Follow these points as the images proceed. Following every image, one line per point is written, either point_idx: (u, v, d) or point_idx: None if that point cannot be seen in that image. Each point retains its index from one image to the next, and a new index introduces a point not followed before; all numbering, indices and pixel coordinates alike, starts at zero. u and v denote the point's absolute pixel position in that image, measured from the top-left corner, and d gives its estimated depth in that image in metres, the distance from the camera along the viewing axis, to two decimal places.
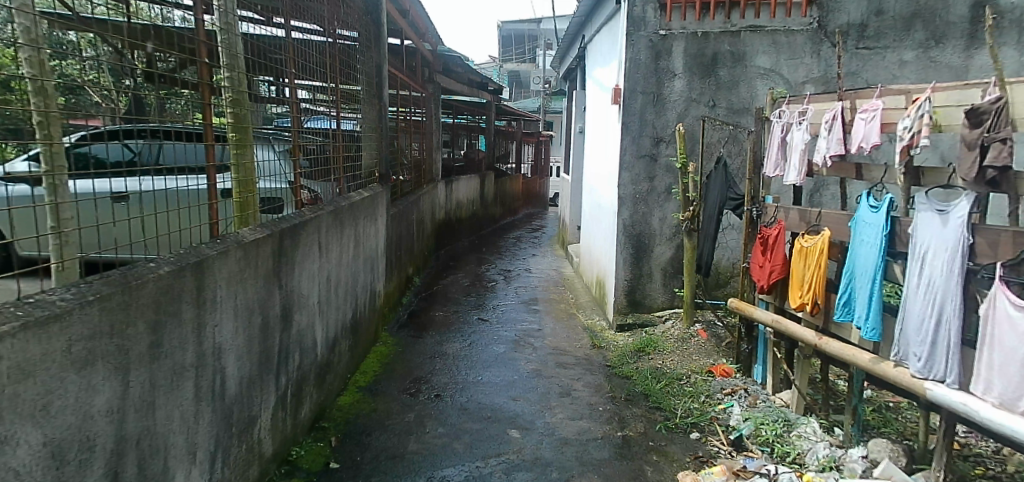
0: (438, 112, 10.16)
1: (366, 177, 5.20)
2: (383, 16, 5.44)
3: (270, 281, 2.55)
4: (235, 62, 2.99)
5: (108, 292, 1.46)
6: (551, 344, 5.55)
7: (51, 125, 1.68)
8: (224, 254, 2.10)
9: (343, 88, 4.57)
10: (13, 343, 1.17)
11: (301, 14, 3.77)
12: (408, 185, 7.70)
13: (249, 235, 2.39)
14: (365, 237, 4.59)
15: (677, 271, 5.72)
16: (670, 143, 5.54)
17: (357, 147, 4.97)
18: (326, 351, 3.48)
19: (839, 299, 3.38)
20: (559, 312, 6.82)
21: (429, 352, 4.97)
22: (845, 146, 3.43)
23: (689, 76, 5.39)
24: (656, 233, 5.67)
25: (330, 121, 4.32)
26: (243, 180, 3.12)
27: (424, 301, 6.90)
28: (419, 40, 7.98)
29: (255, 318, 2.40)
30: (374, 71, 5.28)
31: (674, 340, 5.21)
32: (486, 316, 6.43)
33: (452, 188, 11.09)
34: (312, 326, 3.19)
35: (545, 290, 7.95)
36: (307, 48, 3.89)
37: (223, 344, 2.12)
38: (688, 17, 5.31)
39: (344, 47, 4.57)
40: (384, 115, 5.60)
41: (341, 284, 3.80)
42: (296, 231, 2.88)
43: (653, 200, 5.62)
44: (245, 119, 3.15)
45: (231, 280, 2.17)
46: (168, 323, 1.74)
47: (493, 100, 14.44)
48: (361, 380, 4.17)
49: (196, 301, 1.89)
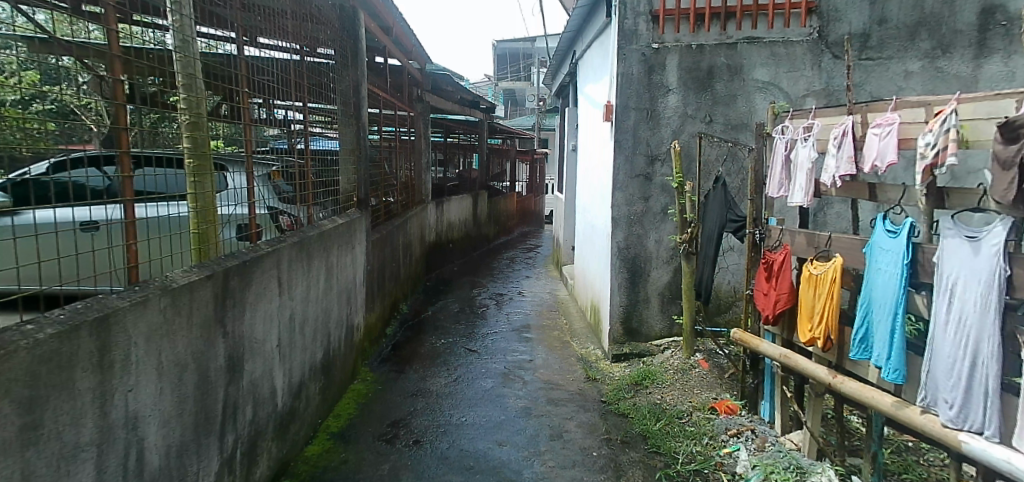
0: (427, 130, 9.88)
1: (344, 201, 4.91)
2: (360, 32, 5.15)
3: (211, 330, 2.23)
4: (193, 82, 2.73)
5: None
6: (543, 377, 5.22)
7: None
8: (143, 304, 1.78)
9: (313, 105, 4.22)
10: None
11: (270, 29, 3.49)
12: (395, 206, 7.39)
13: (181, 278, 2.08)
14: (340, 268, 4.29)
15: (675, 296, 5.39)
16: (665, 162, 5.27)
17: (334, 170, 4.68)
18: (289, 399, 3.14)
19: (854, 335, 3.08)
20: (552, 340, 6.48)
21: (411, 389, 4.63)
22: (857, 165, 3.15)
23: (685, 90, 5.13)
24: (652, 256, 5.36)
25: (301, 141, 4.00)
26: (202, 209, 2.86)
27: (410, 331, 6.56)
28: (406, 58, 7.73)
29: (189, 375, 2.07)
30: (350, 90, 4.98)
31: (673, 372, 4.88)
32: (475, 346, 6.09)
33: (443, 209, 10.80)
34: (270, 374, 2.86)
35: (538, 315, 7.62)
36: (276, 66, 3.60)
37: (142, 411, 1.79)
38: (682, 29, 5.08)
39: (317, 66, 4.29)
40: (364, 134, 5.32)
41: (309, 322, 3.49)
42: (247, 269, 2.57)
43: (648, 221, 5.33)
44: (206, 144, 2.88)
45: (152, 334, 1.84)
46: (54, 397, 1.42)
47: (486, 119, 14.21)
48: (333, 426, 3.84)
49: (100, 365, 1.58)
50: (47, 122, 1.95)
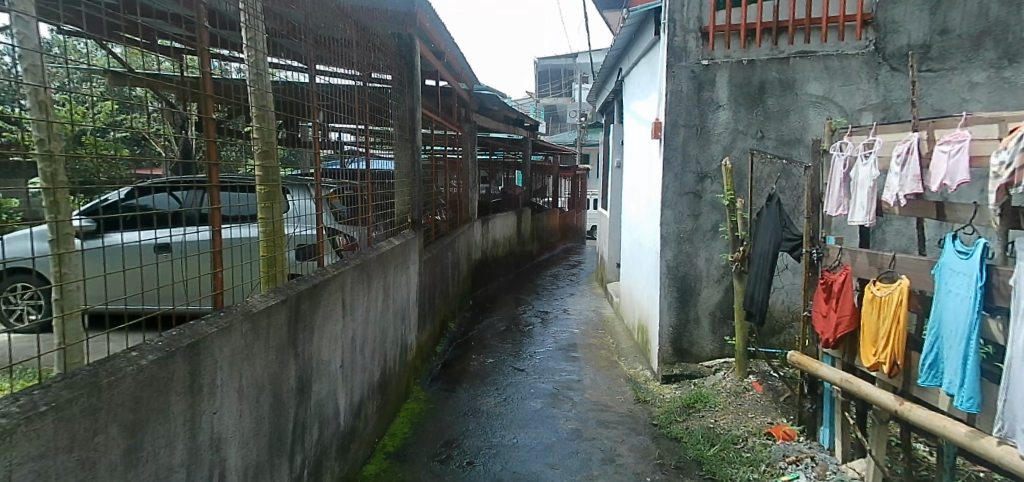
0: (473, 148, 10.02)
1: (399, 222, 5.04)
2: (416, 57, 5.30)
3: (285, 352, 2.34)
4: (265, 113, 2.87)
5: (67, 397, 1.23)
6: (592, 398, 5.19)
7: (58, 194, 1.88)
8: (228, 330, 1.89)
9: (372, 129, 4.36)
10: None
11: (335, 58, 3.64)
12: (443, 224, 7.53)
13: (260, 303, 2.20)
14: (395, 287, 4.41)
15: (727, 316, 5.29)
16: (716, 179, 5.21)
17: (389, 192, 4.82)
18: (350, 418, 3.23)
19: (923, 361, 2.97)
20: (599, 359, 6.43)
21: (462, 409, 4.69)
22: (924, 183, 3.06)
23: (735, 106, 5.08)
24: (702, 275, 5.28)
25: (360, 162, 4.14)
26: (271, 233, 2.98)
27: (459, 349, 6.63)
28: (455, 79, 7.90)
29: (265, 396, 2.17)
30: (406, 114, 5.14)
31: (726, 395, 4.77)
32: (523, 365, 6.11)
33: (488, 226, 10.90)
34: (334, 393, 2.96)
35: (584, 333, 7.59)
36: (339, 93, 3.72)
37: (224, 433, 1.88)
38: (732, 45, 5.05)
39: (376, 91, 4.43)
40: (417, 155, 5.46)
41: (367, 342, 3.60)
42: (315, 292, 2.69)
43: (698, 239, 5.27)
44: (275, 171, 3.02)
45: (235, 357, 1.94)
46: (153, 421, 1.50)
47: (530, 135, 14.32)
48: (389, 445, 3.93)
49: (191, 389, 1.67)
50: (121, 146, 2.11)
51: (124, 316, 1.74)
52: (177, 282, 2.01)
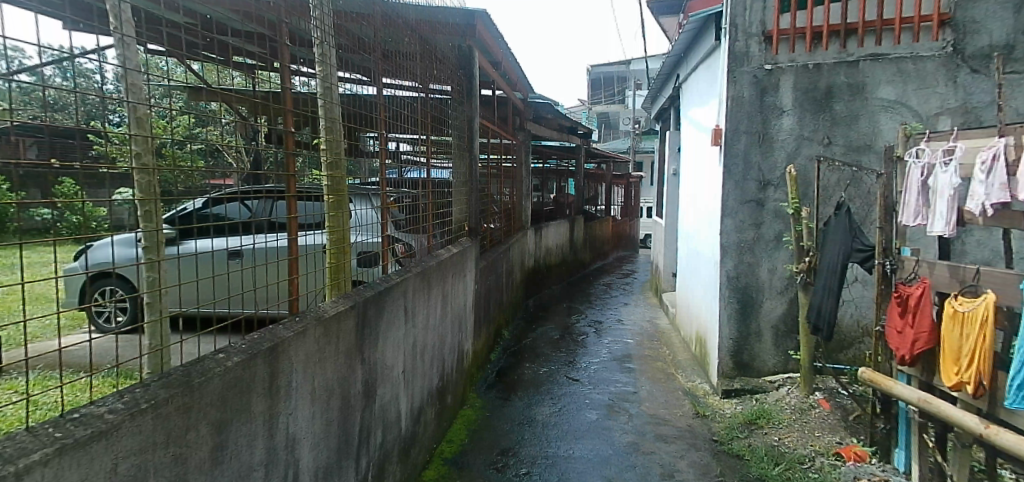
0: (527, 157, 10.06)
1: (456, 230, 5.12)
2: (475, 68, 5.39)
3: (352, 357, 2.41)
4: (333, 125, 2.96)
5: (164, 396, 1.30)
6: (649, 411, 5.09)
7: (151, 206, 2.03)
8: (303, 333, 1.97)
9: (433, 139, 4.46)
10: (42, 473, 0.99)
11: (400, 71, 3.74)
12: (498, 232, 7.57)
13: (331, 309, 2.27)
14: (452, 295, 4.48)
15: (791, 330, 5.09)
16: (779, 187, 5.03)
17: (448, 200, 4.90)
18: (411, 423, 3.29)
19: (1010, 381, 2.76)
20: (656, 372, 6.30)
21: (517, 417, 4.70)
22: (1012, 192, 2.87)
23: (801, 112, 4.91)
24: (765, 287, 5.10)
25: (420, 171, 4.23)
26: (338, 240, 3.08)
27: (512, 357, 6.64)
28: (511, 89, 7.97)
29: (335, 400, 2.24)
30: (464, 124, 5.22)
31: (791, 412, 4.58)
32: (577, 375, 6.07)
33: (541, 234, 10.89)
34: (396, 398, 3.02)
35: (639, 345, 7.47)
36: (402, 105, 3.83)
37: (298, 434, 1.95)
38: (797, 48, 4.89)
39: (437, 103, 4.52)
40: (474, 164, 5.53)
41: (427, 348, 3.66)
42: (380, 299, 2.76)
43: (760, 249, 5.09)
44: (342, 180, 3.12)
45: (309, 361, 2.02)
46: (236, 420, 1.57)
47: (583, 144, 14.26)
48: (446, 451, 3.97)
49: (270, 391, 1.74)
50: (195, 158, 2.20)
51: (211, 318, 1.84)
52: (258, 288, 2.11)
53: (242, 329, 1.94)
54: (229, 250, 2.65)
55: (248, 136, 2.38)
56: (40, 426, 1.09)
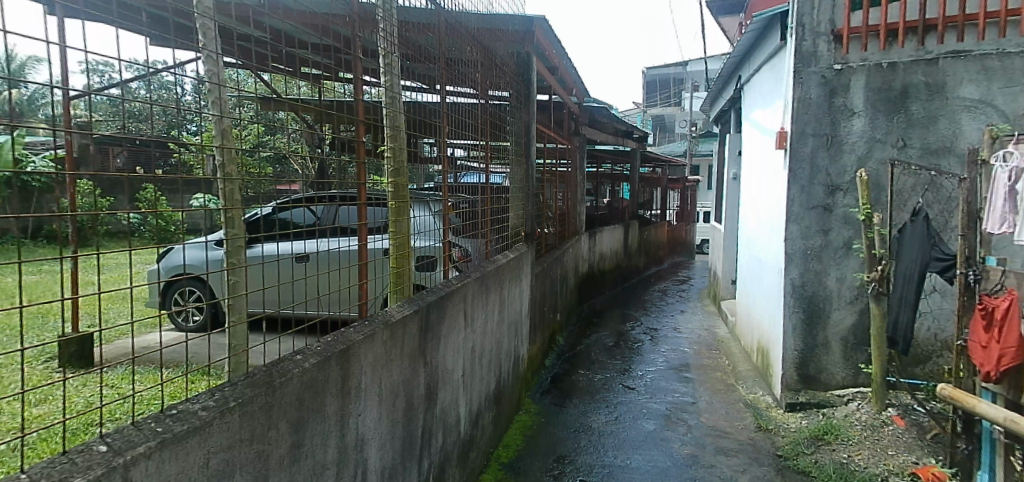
0: (582, 161, 10.01)
1: (512, 235, 5.14)
2: (532, 73, 5.41)
3: (416, 360, 2.46)
4: (397, 132, 3.03)
5: (249, 395, 1.37)
6: (709, 422, 4.96)
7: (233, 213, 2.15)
8: (372, 337, 2.03)
9: (491, 145, 4.50)
10: (146, 465, 1.06)
11: (461, 78, 3.80)
12: (552, 237, 7.56)
13: (396, 313, 2.33)
14: (509, 300, 4.50)
15: (861, 342, 4.86)
16: (849, 191, 4.81)
17: (505, 205, 4.93)
18: (469, 427, 3.33)
19: None
20: (714, 382, 6.13)
21: (573, 425, 4.67)
22: None
23: (873, 113, 4.69)
24: (833, 296, 4.88)
25: (479, 176, 4.28)
26: (400, 245, 3.14)
27: (567, 363, 6.61)
28: (567, 94, 7.97)
29: (400, 401, 2.30)
30: (521, 129, 5.25)
31: (862, 428, 4.35)
32: (633, 383, 5.98)
33: (596, 239, 10.80)
34: (455, 402, 3.06)
35: (697, 353, 7.29)
36: (463, 112, 3.88)
37: (366, 435, 2.01)
38: (870, 47, 4.66)
39: (495, 108, 4.57)
40: (531, 168, 5.54)
41: (485, 352, 3.70)
42: (442, 303, 2.81)
43: (828, 256, 4.88)
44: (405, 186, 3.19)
45: (377, 363, 2.08)
46: (312, 420, 1.63)
47: (639, 147, 14.06)
48: (503, 457, 4.00)
49: (342, 392, 1.80)
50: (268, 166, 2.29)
51: (286, 320, 1.91)
52: (329, 291, 2.18)
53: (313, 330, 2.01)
54: (297, 254, 2.73)
55: (317, 144, 2.47)
56: (142, 421, 1.16)
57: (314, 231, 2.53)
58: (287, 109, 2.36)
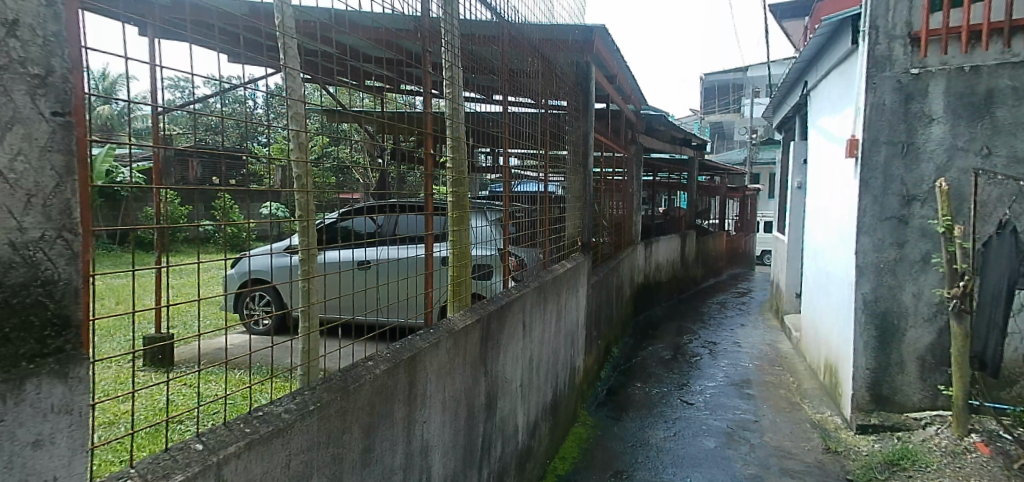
0: (639, 170, 9.87)
1: (569, 244, 5.10)
2: (591, 81, 5.39)
3: (477, 368, 2.49)
4: (458, 143, 3.06)
5: (326, 399, 1.42)
6: (772, 442, 4.78)
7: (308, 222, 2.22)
8: (437, 345, 2.06)
9: (550, 155, 4.51)
10: (236, 464, 1.12)
11: (521, 89, 3.82)
12: (608, 246, 7.48)
13: (459, 322, 2.37)
14: (567, 310, 4.49)
15: (940, 362, 4.56)
16: (926, 202, 4.54)
17: (563, 215, 4.92)
18: (527, 437, 3.33)
19: None
20: (778, 400, 5.88)
21: (630, 439, 4.60)
22: None
23: (953, 119, 4.42)
24: (909, 313, 4.61)
25: (537, 185, 4.28)
26: (460, 253, 3.16)
27: (624, 376, 6.52)
28: (624, 102, 7.90)
29: (462, 409, 2.33)
30: (579, 139, 5.24)
31: (942, 454, 4.06)
32: (692, 398, 5.83)
33: (653, 249, 10.62)
34: (514, 412, 3.07)
35: (759, 369, 7.04)
36: (522, 122, 3.91)
37: (431, 442, 2.04)
38: (951, 49, 4.40)
39: (554, 118, 4.57)
40: (589, 177, 5.52)
41: (543, 363, 3.70)
42: (502, 312, 2.84)
43: (903, 270, 4.61)
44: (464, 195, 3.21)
45: (441, 371, 2.11)
46: (382, 426, 1.68)
47: (697, 155, 13.76)
48: (560, 469, 3.98)
49: (409, 399, 1.84)
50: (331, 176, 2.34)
51: (354, 327, 1.95)
52: (396, 300, 2.22)
53: (378, 338, 2.04)
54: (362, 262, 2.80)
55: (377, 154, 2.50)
56: (230, 422, 1.22)
57: (380, 240, 2.58)
58: (352, 121, 2.43)
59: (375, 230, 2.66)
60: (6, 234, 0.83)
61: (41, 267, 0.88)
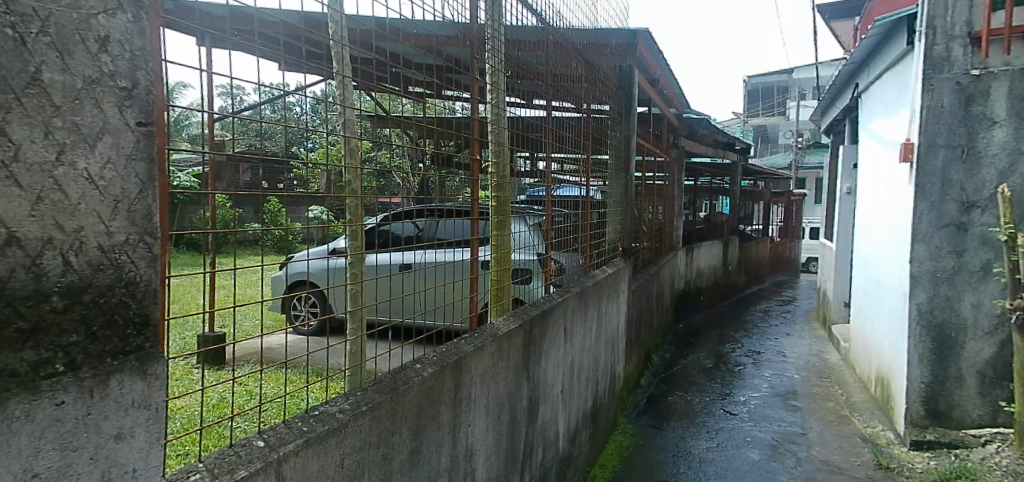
0: (681, 174, 9.72)
1: (609, 250, 5.06)
2: (634, 85, 5.34)
3: (520, 373, 2.49)
4: (501, 148, 3.07)
5: (377, 400, 1.45)
6: (820, 456, 4.62)
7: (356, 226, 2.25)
8: (481, 349, 2.08)
9: (592, 159, 4.49)
10: (295, 462, 1.16)
11: (563, 94, 3.81)
12: (648, 252, 7.39)
13: (503, 326, 2.37)
14: (607, 316, 4.46)
15: (1001, 377, 4.34)
16: (987, 208, 4.33)
17: (603, 220, 4.88)
18: (568, 443, 3.32)
19: None
20: (826, 412, 5.70)
21: (671, 449, 4.52)
22: None
23: (1017, 122, 4.21)
24: (968, 325, 4.40)
25: (578, 189, 4.25)
26: (501, 258, 3.16)
27: (664, 384, 6.42)
28: (666, 105, 7.81)
29: (505, 413, 2.33)
30: (621, 143, 5.20)
31: (1003, 474, 3.86)
32: (734, 408, 5.70)
33: (694, 255, 10.44)
34: (555, 417, 3.06)
35: (805, 380, 6.83)
36: (565, 127, 3.90)
37: (474, 445, 2.05)
38: (1016, 48, 4.21)
39: (596, 122, 4.55)
40: (630, 182, 5.46)
41: (584, 369, 3.68)
42: (544, 317, 2.84)
43: (962, 280, 4.41)
44: (506, 199, 3.20)
45: (485, 375, 2.13)
46: (428, 428, 1.70)
47: (740, 160, 13.47)
48: (599, 477, 3.94)
49: (454, 402, 1.86)
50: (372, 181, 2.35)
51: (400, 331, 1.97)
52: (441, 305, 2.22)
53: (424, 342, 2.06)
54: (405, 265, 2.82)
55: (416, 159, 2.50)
56: (288, 420, 1.26)
57: (425, 244, 2.59)
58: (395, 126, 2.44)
59: (418, 234, 2.67)
60: (97, 238, 0.88)
61: (126, 269, 0.93)
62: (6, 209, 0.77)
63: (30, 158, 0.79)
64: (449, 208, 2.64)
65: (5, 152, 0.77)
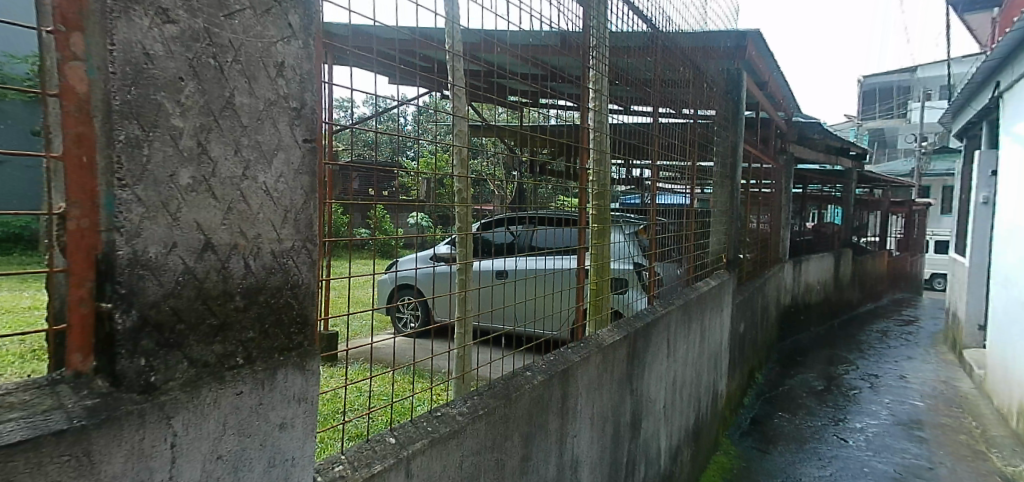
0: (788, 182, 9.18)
1: (712, 261, 4.85)
2: (743, 89, 5.13)
3: (624, 385, 2.46)
4: (602, 155, 3.02)
5: (493, 406, 1.48)
6: None
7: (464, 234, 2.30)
8: (587, 359, 2.07)
9: (697, 167, 4.38)
10: (421, 460, 1.22)
11: (669, 101, 3.71)
12: (752, 264, 7.03)
13: (608, 337, 2.35)
14: (710, 331, 4.29)
15: None
16: None
17: (707, 231, 4.71)
18: (669, 460, 3.22)
19: None
20: (957, 446, 5.14)
21: (778, 474, 4.27)
22: None
23: None
24: None
25: (681, 197, 4.14)
26: (601, 268, 3.07)
27: (769, 405, 6.07)
28: (774, 109, 7.42)
29: (609, 426, 2.30)
30: (727, 150, 5.00)
31: None
32: (848, 435, 5.28)
33: (802, 269, 9.81)
34: (657, 433, 2.99)
35: (932, 409, 6.20)
36: (670, 135, 3.81)
37: (580, 456, 2.04)
38: None
39: (702, 129, 4.40)
40: (736, 191, 5.24)
41: (686, 384, 3.56)
42: (648, 330, 2.77)
43: None
44: (606, 208, 3.13)
45: (591, 385, 2.12)
46: (538, 436, 1.71)
47: (855, 167, 12.52)
48: None
49: (562, 411, 1.87)
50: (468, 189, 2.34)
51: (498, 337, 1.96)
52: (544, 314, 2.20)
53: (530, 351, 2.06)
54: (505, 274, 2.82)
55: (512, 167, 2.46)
56: (414, 420, 1.32)
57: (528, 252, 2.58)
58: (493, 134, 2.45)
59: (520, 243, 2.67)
60: (270, 244, 0.98)
61: (291, 273, 1.03)
62: (205, 218, 0.87)
63: (224, 173, 0.89)
64: (547, 216, 2.58)
65: (206, 168, 0.87)
